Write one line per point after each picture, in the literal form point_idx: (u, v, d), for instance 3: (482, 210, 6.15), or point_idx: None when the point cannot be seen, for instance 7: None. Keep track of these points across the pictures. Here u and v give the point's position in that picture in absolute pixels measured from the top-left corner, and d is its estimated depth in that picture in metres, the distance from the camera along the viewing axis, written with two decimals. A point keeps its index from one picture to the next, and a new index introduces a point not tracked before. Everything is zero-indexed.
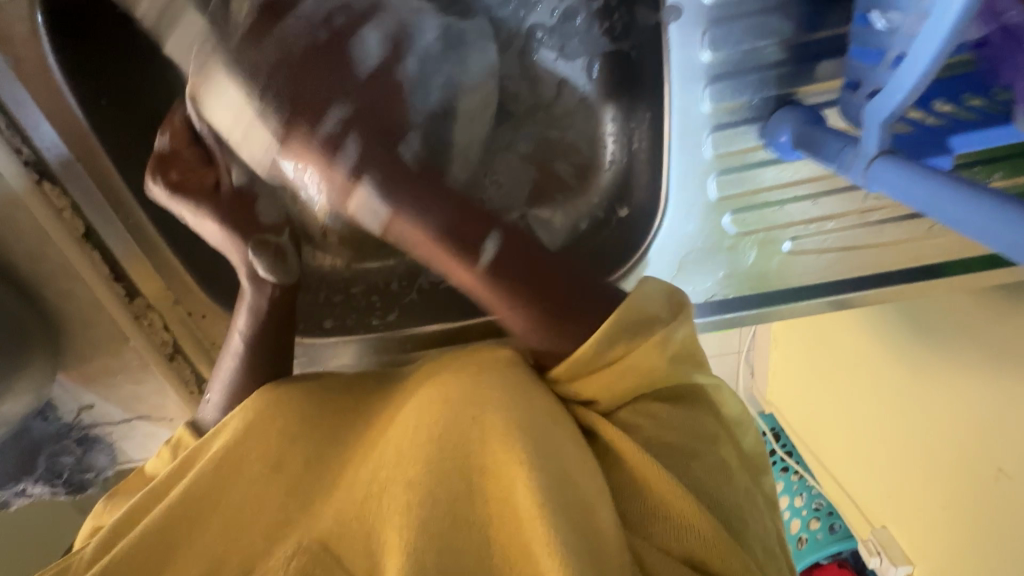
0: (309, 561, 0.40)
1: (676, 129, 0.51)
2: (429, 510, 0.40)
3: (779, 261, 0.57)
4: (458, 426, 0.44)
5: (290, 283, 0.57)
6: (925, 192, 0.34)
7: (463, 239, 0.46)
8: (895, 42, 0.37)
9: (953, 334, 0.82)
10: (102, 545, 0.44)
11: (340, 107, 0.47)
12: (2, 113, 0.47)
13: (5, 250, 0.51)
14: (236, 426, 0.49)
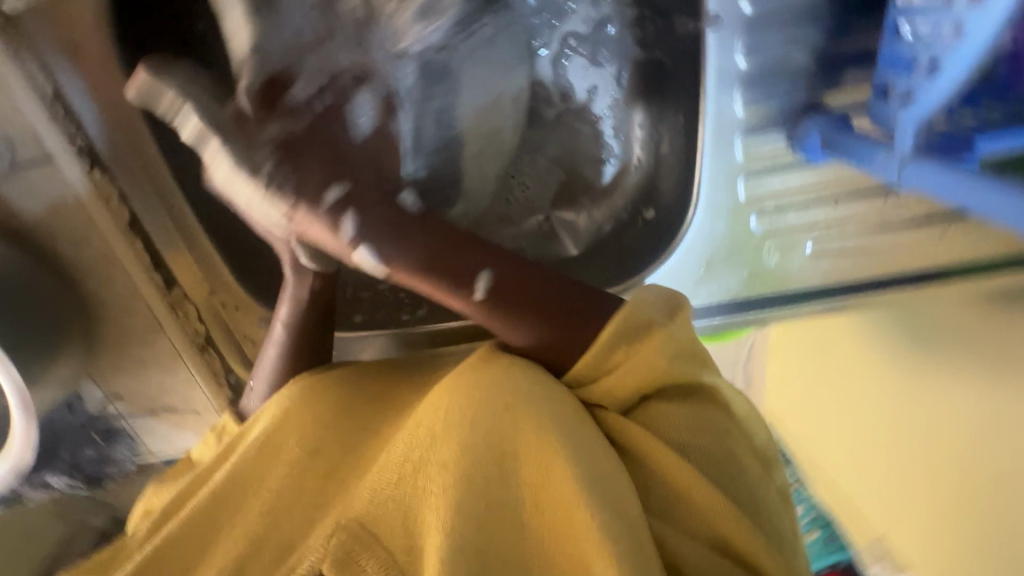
0: (347, 540, 0.41)
1: (709, 130, 0.54)
2: (464, 494, 0.40)
3: (799, 261, 0.60)
4: (488, 416, 0.42)
5: (330, 272, 0.56)
6: (964, 192, 0.41)
7: (460, 281, 0.46)
8: (928, 49, 0.41)
9: (944, 345, 0.81)
10: (155, 523, 0.47)
11: (339, 184, 0.49)
12: (61, 102, 0.48)
13: (49, 236, 0.52)
14: (271, 413, 0.48)
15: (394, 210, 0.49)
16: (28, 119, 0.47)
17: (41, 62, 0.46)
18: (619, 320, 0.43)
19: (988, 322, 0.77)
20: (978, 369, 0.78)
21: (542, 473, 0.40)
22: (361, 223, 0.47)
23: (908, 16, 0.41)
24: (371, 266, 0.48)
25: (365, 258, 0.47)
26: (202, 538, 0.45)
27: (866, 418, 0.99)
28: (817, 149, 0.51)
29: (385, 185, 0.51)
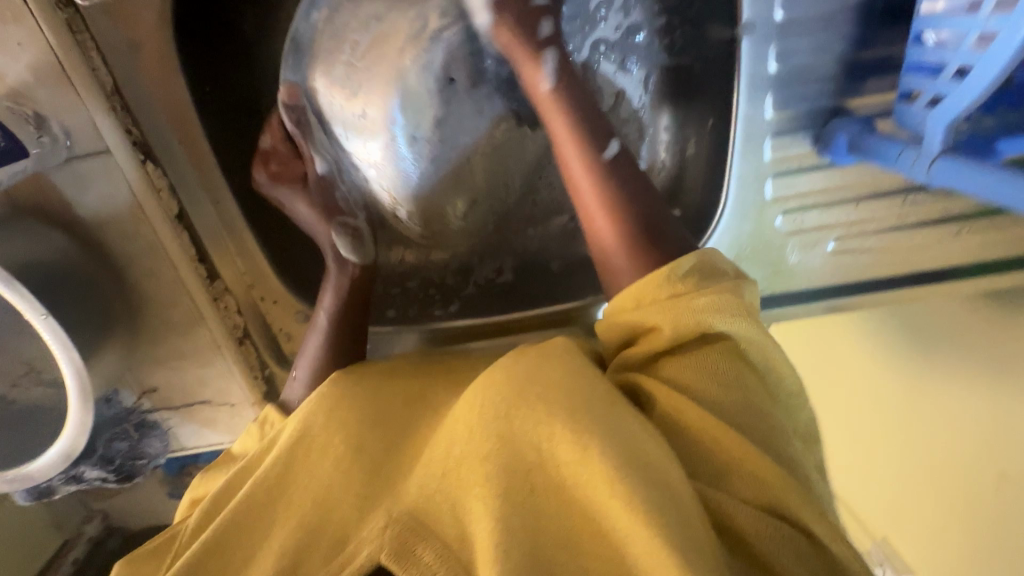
0: (402, 531, 0.40)
1: (740, 132, 0.56)
2: (510, 479, 0.40)
3: (822, 257, 0.62)
4: (530, 406, 0.41)
5: (370, 263, 0.61)
6: (992, 182, 0.42)
7: (600, 136, 0.55)
8: (955, 56, 0.42)
9: (948, 341, 0.86)
10: (203, 517, 0.46)
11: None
12: (119, 95, 0.50)
13: (101, 226, 0.53)
14: (311, 411, 0.47)
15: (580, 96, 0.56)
16: (89, 112, 0.48)
17: (105, 58, 0.49)
18: (693, 259, 0.47)
19: (995, 324, 0.80)
20: (980, 367, 0.81)
21: (592, 470, 0.38)
22: (556, 54, 0.56)
23: (932, 28, 0.45)
24: (550, 74, 0.55)
25: (546, 80, 0.55)
26: (255, 530, 0.44)
27: (872, 421, 1.00)
28: (842, 151, 0.53)
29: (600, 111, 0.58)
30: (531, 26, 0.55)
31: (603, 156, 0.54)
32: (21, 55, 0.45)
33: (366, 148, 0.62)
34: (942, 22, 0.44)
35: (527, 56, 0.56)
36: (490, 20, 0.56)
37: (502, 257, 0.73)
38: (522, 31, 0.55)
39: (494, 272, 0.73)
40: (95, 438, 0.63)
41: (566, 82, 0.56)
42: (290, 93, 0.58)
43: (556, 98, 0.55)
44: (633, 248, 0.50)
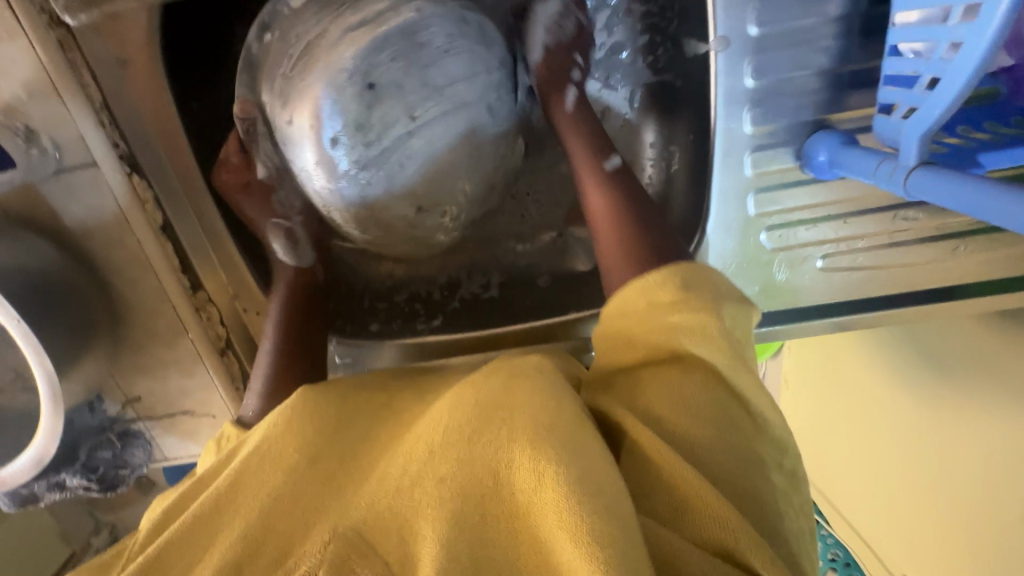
0: (343, 548, 0.40)
1: (718, 146, 0.56)
2: (459, 505, 0.39)
3: (811, 276, 0.60)
4: (490, 429, 0.42)
5: (306, 266, 0.64)
6: (965, 191, 0.38)
7: (603, 151, 0.59)
8: (927, 66, 0.41)
9: (966, 366, 0.82)
10: (152, 530, 0.46)
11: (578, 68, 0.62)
12: (108, 112, 0.52)
13: (87, 235, 0.55)
14: (273, 425, 0.48)
15: (595, 126, 0.61)
16: (77, 124, 0.50)
17: (96, 75, 0.50)
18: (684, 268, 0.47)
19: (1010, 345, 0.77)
20: (1003, 396, 0.77)
21: (540, 493, 0.38)
22: (576, 92, 0.62)
23: (906, 40, 0.44)
24: (571, 100, 0.61)
25: (568, 100, 0.61)
26: (203, 542, 0.43)
27: (876, 449, 0.97)
28: (824, 167, 0.53)
29: (561, 61, 0.61)
30: (577, 50, 0.62)
31: (607, 169, 0.58)
32: (15, 70, 0.48)
33: (296, 156, 0.56)
34: (914, 34, 0.42)
35: (549, 85, 0.61)
36: (537, 55, 0.61)
37: (490, 272, 0.73)
38: (550, 69, 0.61)
39: (480, 286, 0.73)
40: (79, 446, 0.62)
41: (587, 116, 0.61)
42: (243, 107, 0.57)
43: (570, 118, 0.61)
44: (629, 250, 0.53)
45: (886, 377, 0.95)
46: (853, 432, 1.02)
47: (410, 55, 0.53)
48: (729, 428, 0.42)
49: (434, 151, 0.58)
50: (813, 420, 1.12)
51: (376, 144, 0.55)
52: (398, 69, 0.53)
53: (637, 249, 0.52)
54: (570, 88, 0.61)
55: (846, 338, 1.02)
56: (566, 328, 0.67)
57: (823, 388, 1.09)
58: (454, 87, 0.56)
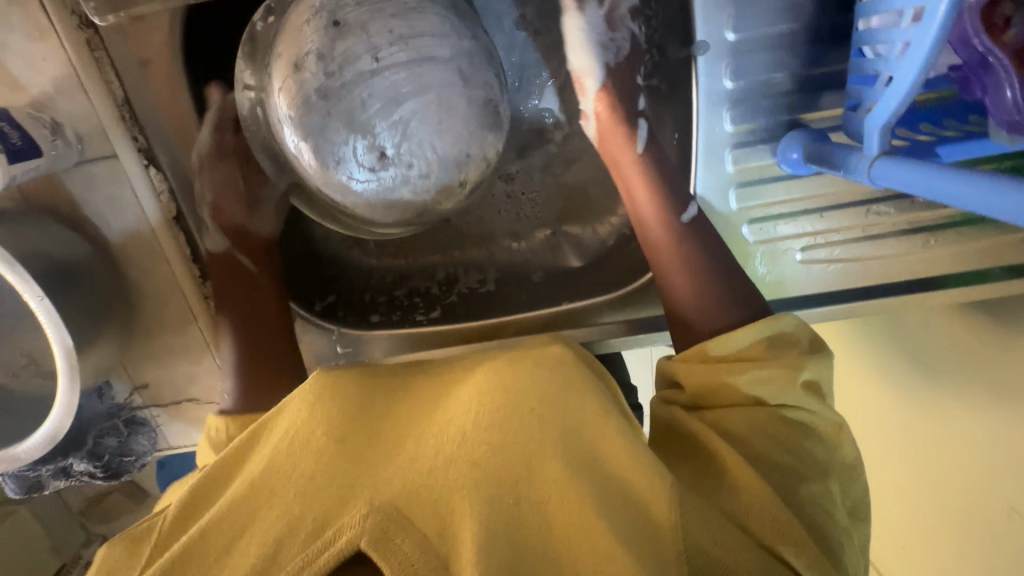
0: (383, 521, 0.42)
1: (701, 143, 0.60)
2: (495, 487, 0.44)
3: (792, 269, 0.63)
4: (518, 417, 0.47)
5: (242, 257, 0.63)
6: (924, 176, 0.41)
7: (682, 200, 0.60)
8: (887, 65, 0.45)
9: (953, 366, 0.85)
10: (183, 510, 0.48)
11: (643, 102, 0.65)
12: (129, 105, 0.56)
13: (104, 225, 0.58)
14: (297, 411, 0.50)
15: (664, 169, 0.62)
16: (100, 118, 0.54)
17: (119, 73, 0.55)
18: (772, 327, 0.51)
19: (995, 340, 0.79)
20: (987, 396, 0.80)
21: (565, 486, 0.44)
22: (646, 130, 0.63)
23: (869, 42, 0.48)
24: (640, 141, 0.63)
25: (637, 144, 0.62)
26: (235, 521, 0.45)
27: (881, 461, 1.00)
28: (800, 162, 0.57)
29: (628, 93, 0.64)
30: (631, 74, 0.64)
31: (681, 221, 0.59)
32: (45, 68, 0.52)
33: (270, 97, 0.57)
34: (875, 37, 0.47)
35: (617, 126, 0.63)
36: (601, 83, 0.64)
37: (486, 269, 0.76)
38: (621, 106, 0.63)
39: (478, 282, 0.76)
40: (86, 431, 0.63)
41: (653, 151, 0.62)
42: (246, 77, 0.58)
43: (642, 164, 0.62)
44: (704, 296, 0.55)
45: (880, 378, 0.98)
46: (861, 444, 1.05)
47: (377, 3, 0.55)
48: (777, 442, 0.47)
49: (398, 96, 0.56)
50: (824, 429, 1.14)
51: (337, 77, 0.55)
52: (363, 12, 0.54)
53: (725, 306, 0.54)
54: (639, 127, 0.63)
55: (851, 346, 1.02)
56: (569, 317, 0.70)
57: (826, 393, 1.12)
58: (422, 41, 0.56)
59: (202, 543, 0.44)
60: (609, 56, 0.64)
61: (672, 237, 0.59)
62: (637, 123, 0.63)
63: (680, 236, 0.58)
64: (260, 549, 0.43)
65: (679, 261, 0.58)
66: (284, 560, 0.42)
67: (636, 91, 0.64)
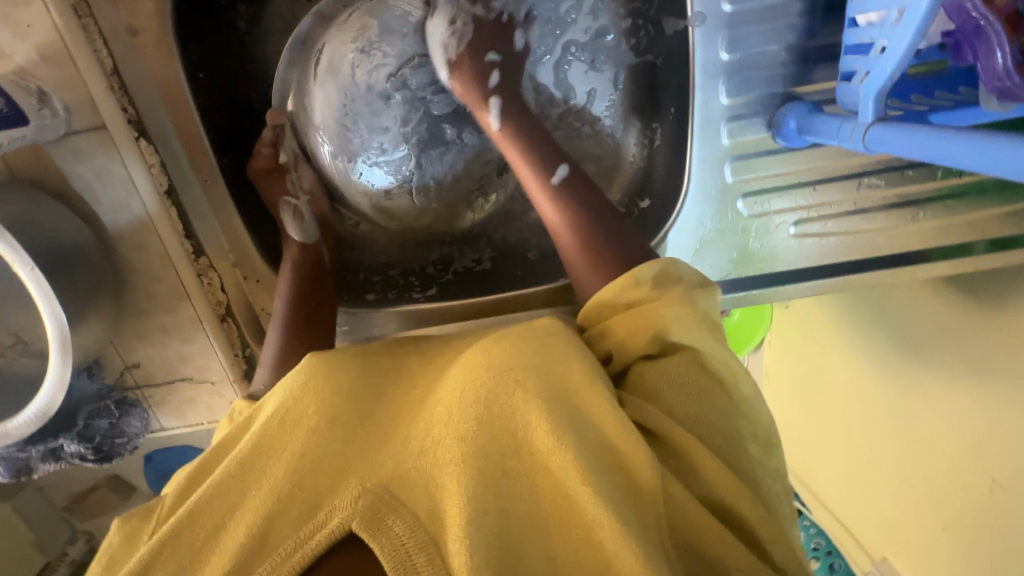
0: (375, 502, 0.42)
1: (697, 117, 0.61)
2: (484, 461, 0.42)
3: (786, 242, 0.64)
4: (504, 393, 0.45)
5: (311, 242, 0.67)
6: (921, 141, 0.42)
7: (549, 166, 0.61)
8: (881, 33, 0.46)
9: (939, 348, 0.88)
10: (179, 494, 0.48)
11: (495, 54, 0.64)
12: (118, 76, 0.55)
13: (93, 199, 0.57)
14: (288, 389, 0.48)
15: (531, 132, 0.62)
16: (88, 87, 0.53)
17: (107, 42, 0.54)
18: (659, 268, 0.52)
19: (974, 318, 0.83)
20: (970, 372, 0.83)
21: (557, 455, 0.42)
22: (500, 102, 0.63)
23: (863, 11, 0.49)
24: (495, 116, 0.63)
25: (493, 119, 0.63)
26: (230, 498, 0.45)
27: (862, 444, 1.04)
28: (794, 134, 0.58)
29: (481, 56, 0.63)
30: (479, 54, 0.63)
31: (552, 181, 0.60)
32: (29, 36, 0.50)
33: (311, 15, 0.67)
34: (870, 4, 0.47)
35: (476, 103, 0.63)
36: (449, 72, 0.63)
37: (482, 247, 0.76)
38: (474, 81, 0.63)
39: (474, 261, 0.76)
40: (77, 411, 0.63)
41: (514, 125, 0.63)
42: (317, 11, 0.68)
43: (505, 138, 0.63)
44: (589, 261, 0.56)
45: (873, 358, 1.00)
46: (836, 424, 1.09)
47: None
48: (721, 415, 0.47)
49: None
50: (804, 411, 1.17)
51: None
52: None
53: (609, 259, 0.55)
54: (493, 104, 0.63)
55: (830, 334, 1.09)
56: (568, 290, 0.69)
57: (810, 379, 1.15)
58: None
59: (200, 523, 0.44)
60: (453, 48, 0.63)
61: (550, 211, 0.59)
62: (502, 109, 0.63)
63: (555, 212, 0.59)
64: (256, 516, 0.43)
65: (561, 229, 0.58)
66: (276, 542, 0.43)
67: (484, 57, 0.63)
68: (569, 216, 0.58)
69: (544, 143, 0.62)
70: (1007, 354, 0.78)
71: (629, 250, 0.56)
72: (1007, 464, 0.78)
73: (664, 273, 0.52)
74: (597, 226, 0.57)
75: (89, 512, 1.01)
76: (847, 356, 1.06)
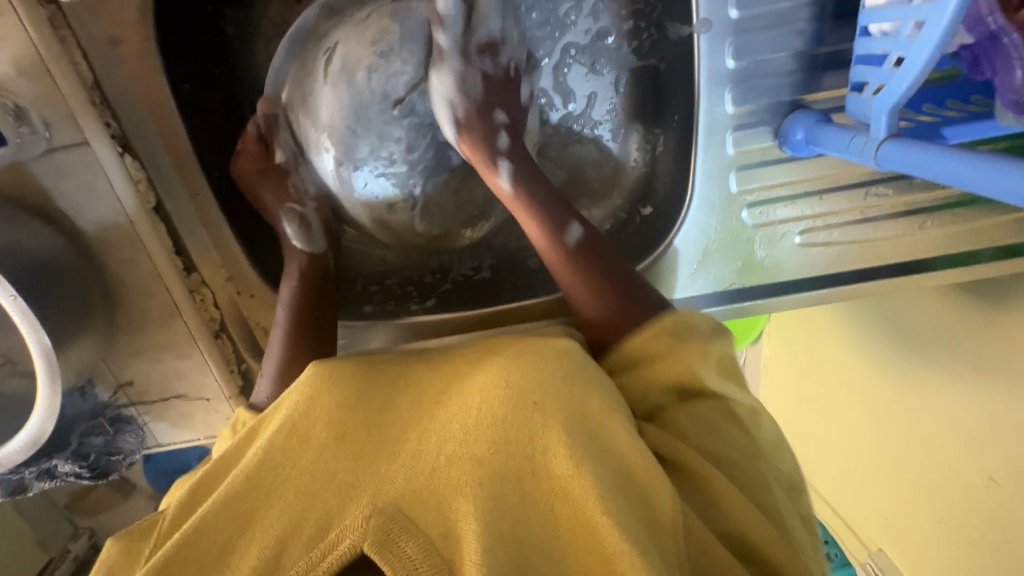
0: (388, 523, 0.41)
1: (702, 125, 0.59)
2: (500, 484, 0.42)
3: (790, 252, 0.63)
4: (525, 416, 0.44)
5: (318, 253, 0.65)
6: (932, 161, 0.40)
7: (562, 224, 0.59)
8: (897, 45, 0.44)
9: (941, 349, 0.88)
10: (180, 513, 0.45)
11: (502, 115, 0.61)
12: (99, 90, 0.53)
13: (78, 216, 0.55)
14: (294, 401, 0.47)
15: (541, 195, 0.60)
16: (70, 102, 0.50)
17: (86, 53, 0.52)
18: (670, 322, 0.52)
19: (977, 321, 0.82)
20: (968, 373, 0.83)
21: (575, 480, 0.41)
22: (511, 165, 0.60)
23: (876, 21, 0.47)
24: (507, 180, 0.60)
25: (504, 182, 0.60)
26: (239, 517, 0.43)
27: (858, 442, 1.04)
28: (802, 144, 0.56)
29: (490, 119, 0.60)
30: (486, 116, 0.60)
31: (569, 244, 0.58)
32: (4, 49, 0.48)
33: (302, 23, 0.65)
34: (884, 14, 0.46)
35: (483, 166, 0.60)
36: (455, 131, 0.60)
37: (481, 255, 0.75)
38: (480, 142, 0.59)
39: (473, 268, 0.75)
40: (69, 432, 0.61)
41: (526, 189, 0.60)
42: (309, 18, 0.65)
43: (521, 198, 0.60)
44: (600, 305, 0.56)
45: (872, 358, 1.00)
46: (834, 422, 1.09)
47: None
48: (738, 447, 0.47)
49: None
50: (806, 408, 1.17)
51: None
52: None
53: (620, 309, 0.55)
54: (502, 167, 0.59)
55: (830, 333, 1.08)
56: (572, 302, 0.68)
57: (807, 376, 1.15)
58: None
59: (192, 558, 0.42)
60: (460, 111, 0.60)
61: (565, 263, 0.58)
62: (513, 177, 0.60)
63: (570, 262, 0.58)
64: (268, 538, 0.42)
65: (575, 276, 0.58)
66: (287, 562, 0.41)
67: (493, 119, 0.60)
68: (587, 265, 0.57)
69: (553, 203, 0.60)
70: (1007, 357, 0.78)
71: (641, 303, 0.55)
72: (1004, 462, 0.78)
73: (680, 324, 0.52)
74: (612, 275, 0.57)
75: (91, 509, 1.02)
76: (847, 356, 1.05)
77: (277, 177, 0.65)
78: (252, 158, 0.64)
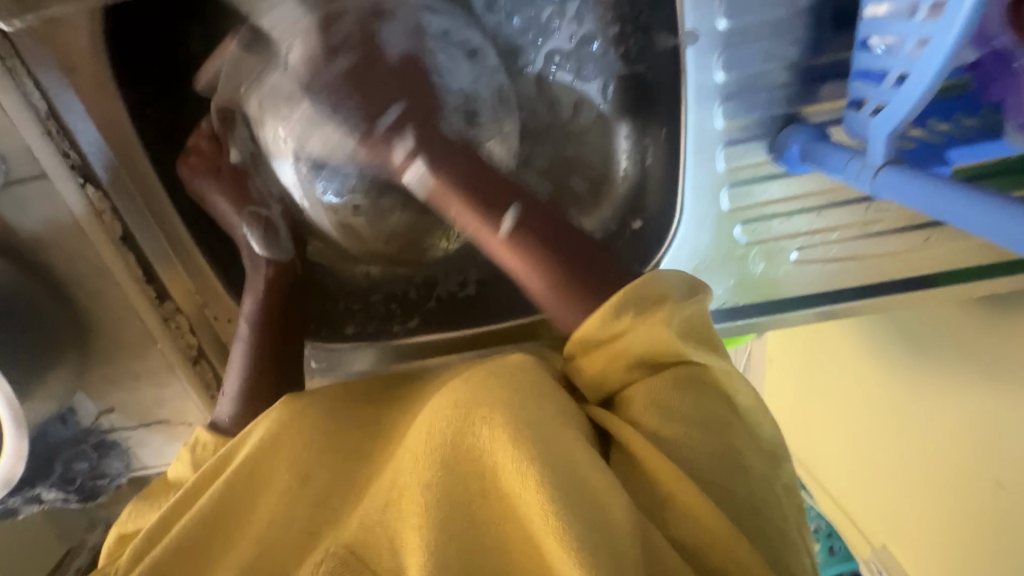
0: (337, 567, 0.38)
1: (690, 140, 0.55)
2: (449, 508, 0.38)
3: (785, 270, 0.60)
4: (469, 431, 0.39)
5: (285, 259, 0.63)
6: (931, 196, 0.37)
7: (493, 208, 0.50)
8: (897, 63, 0.41)
9: (951, 354, 0.84)
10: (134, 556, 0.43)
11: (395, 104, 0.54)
12: (55, 120, 0.50)
13: (41, 248, 0.54)
14: (259, 437, 0.46)
15: (466, 178, 0.51)
16: (23, 136, 0.49)
17: (37, 81, 0.49)
18: (640, 282, 0.44)
19: (990, 329, 0.78)
20: (979, 380, 0.80)
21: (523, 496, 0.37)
22: (424, 161, 0.52)
23: (877, 33, 0.43)
24: (415, 173, 0.53)
25: (413, 176, 0.53)
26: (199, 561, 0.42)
27: (862, 445, 1.02)
28: (797, 160, 0.52)
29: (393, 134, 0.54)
30: (372, 124, 0.54)
31: (500, 238, 0.49)
32: None
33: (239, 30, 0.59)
34: (884, 28, 0.42)
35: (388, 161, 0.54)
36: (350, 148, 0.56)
37: (467, 269, 0.71)
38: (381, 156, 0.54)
39: (459, 284, 0.72)
40: (53, 459, 0.61)
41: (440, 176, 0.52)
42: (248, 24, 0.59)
43: (437, 188, 0.52)
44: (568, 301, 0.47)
45: (878, 366, 0.97)
46: (837, 426, 1.07)
47: None
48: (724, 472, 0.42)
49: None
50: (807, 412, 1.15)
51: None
52: None
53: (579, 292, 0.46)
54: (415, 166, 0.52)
55: (834, 338, 1.06)
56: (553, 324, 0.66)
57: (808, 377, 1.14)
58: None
59: None
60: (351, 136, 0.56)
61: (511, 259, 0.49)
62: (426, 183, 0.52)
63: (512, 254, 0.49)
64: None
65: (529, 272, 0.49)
66: None
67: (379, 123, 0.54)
68: (533, 251, 0.48)
69: (483, 186, 0.50)
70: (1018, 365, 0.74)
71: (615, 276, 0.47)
72: (1012, 470, 0.76)
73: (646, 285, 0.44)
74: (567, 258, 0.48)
75: None
76: (852, 360, 1.02)
77: (223, 177, 0.61)
78: (193, 159, 0.60)
